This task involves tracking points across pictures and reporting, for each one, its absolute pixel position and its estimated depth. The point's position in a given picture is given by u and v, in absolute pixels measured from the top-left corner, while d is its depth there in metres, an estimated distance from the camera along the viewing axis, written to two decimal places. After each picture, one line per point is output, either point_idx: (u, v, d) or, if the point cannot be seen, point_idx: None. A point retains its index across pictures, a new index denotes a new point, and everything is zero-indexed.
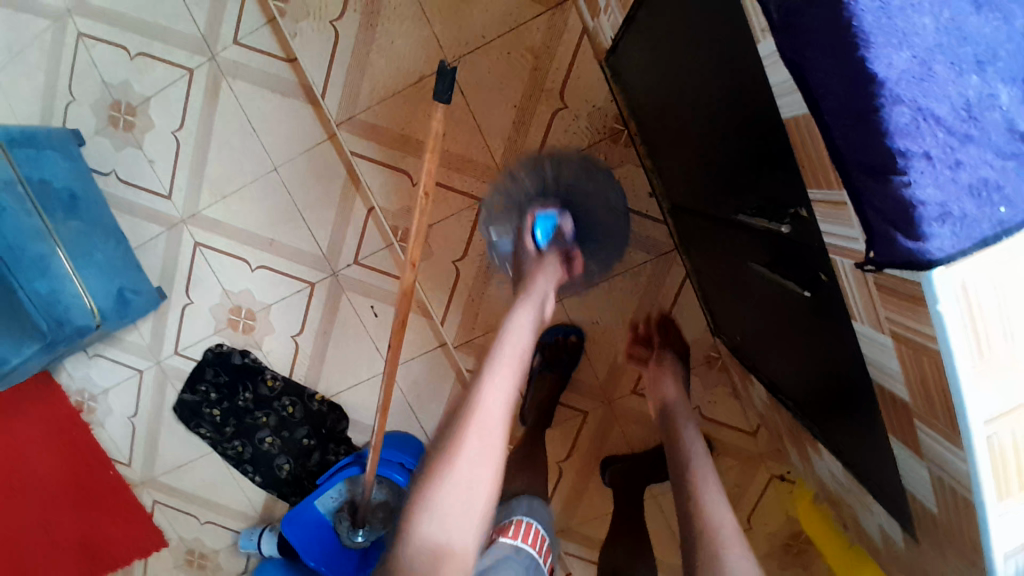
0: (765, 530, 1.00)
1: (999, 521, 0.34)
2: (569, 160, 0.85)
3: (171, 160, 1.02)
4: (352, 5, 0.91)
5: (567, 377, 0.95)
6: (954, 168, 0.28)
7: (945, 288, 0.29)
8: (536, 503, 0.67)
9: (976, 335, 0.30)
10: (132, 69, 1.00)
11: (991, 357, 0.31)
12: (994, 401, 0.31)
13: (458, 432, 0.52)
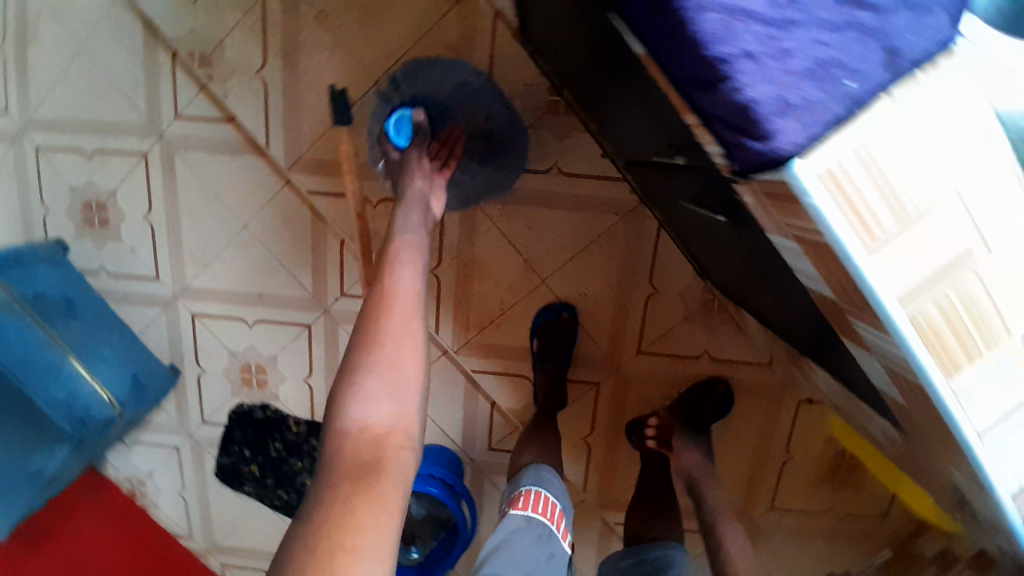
0: (806, 454, 1.00)
1: (952, 398, 0.33)
2: (484, 117, 0.91)
3: (150, 243, 1.05)
4: (272, 51, 0.93)
5: (568, 355, 0.97)
6: (782, 57, 0.28)
7: (809, 179, 0.28)
8: (543, 472, 0.70)
9: (862, 216, 0.29)
10: (92, 168, 1.03)
11: (885, 240, 0.30)
12: (902, 278, 0.31)
13: (378, 319, 0.53)
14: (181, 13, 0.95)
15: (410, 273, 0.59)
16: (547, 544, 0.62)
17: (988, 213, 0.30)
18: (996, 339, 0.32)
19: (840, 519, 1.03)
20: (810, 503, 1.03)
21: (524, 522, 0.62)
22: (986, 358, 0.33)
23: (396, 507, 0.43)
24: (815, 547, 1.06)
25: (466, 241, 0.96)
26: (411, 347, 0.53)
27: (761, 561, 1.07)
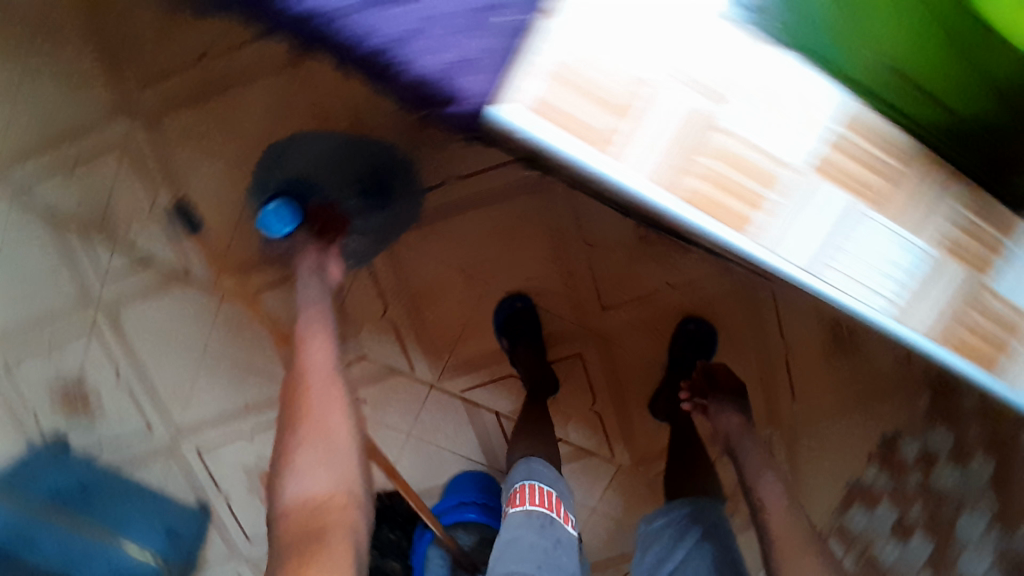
0: (798, 331, 1.03)
1: (758, 246, 0.34)
2: (362, 160, 0.91)
3: (133, 403, 1.09)
4: (158, 188, 0.97)
5: (539, 340, 0.99)
6: (437, 23, 0.33)
7: (512, 111, 0.32)
8: (533, 463, 0.80)
9: (577, 123, 0.32)
10: (54, 359, 1.07)
11: (613, 133, 0.32)
12: (646, 159, 0.32)
13: (298, 396, 0.55)
14: (67, 191, 0.99)
15: (321, 342, 0.61)
16: (549, 529, 0.72)
17: (700, 67, 0.32)
18: (771, 176, 0.33)
19: (859, 383, 1.05)
20: (824, 381, 1.06)
21: (525, 516, 0.73)
22: (776, 196, 0.34)
23: (347, 564, 0.46)
24: (850, 421, 1.07)
25: (402, 278, 0.97)
26: (337, 412, 0.55)
27: (812, 457, 1.08)
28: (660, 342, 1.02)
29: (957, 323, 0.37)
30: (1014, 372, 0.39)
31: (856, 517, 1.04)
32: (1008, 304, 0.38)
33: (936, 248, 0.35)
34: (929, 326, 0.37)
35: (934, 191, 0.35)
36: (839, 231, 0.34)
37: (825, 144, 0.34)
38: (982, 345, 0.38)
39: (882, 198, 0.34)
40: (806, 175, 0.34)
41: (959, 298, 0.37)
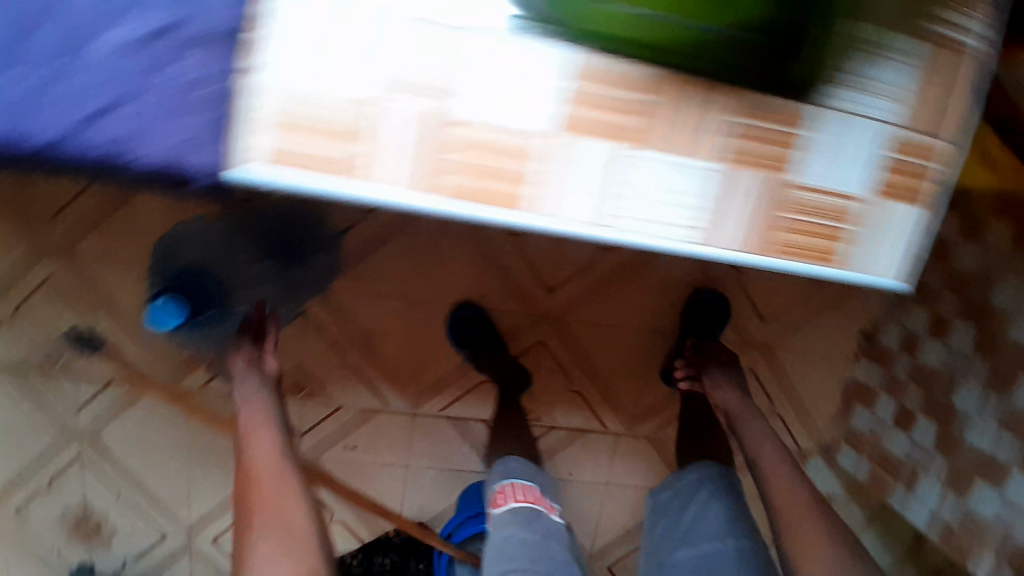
0: None
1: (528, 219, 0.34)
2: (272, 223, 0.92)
3: (141, 514, 1.11)
4: (94, 309, 0.99)
5: (496, 342, 1.00)
6: (213, 125, 0.36)
7: (242, 169, 0.33)
8: (512, 463, 0.87)
9: (308, 164, 0.33)
10: (56, 496, 1.10)
11: (344, 157, 0.33)
12: (388, 174, 0.33)
13: (253, 498, 0.63)
14: (9, 339, 1.00)
15: (264, 441, 0.69)
16: (537, 522, 0.79)
17: (409, 68, 0.32)
18: (519, 147, 0.33)
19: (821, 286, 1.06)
20: (786, 295, 1.04)
21: (512, 514, 0.79)
22: (541, 169, 0.34)
23: None
24: (824, 325, 1.06)
25: (345, 323, 0.98)
26: (292, 502, 0.64)
27: (799, 372, 1.07)
28: (617, 304, 1.02)
29: (790, 233, 0.36)
30: (862, 252, 0.38)
31: (858, 417, 1.06)
32: (833, 190, 0.36)
33: (720, 164, 0.35)
34: (745, 240, 0.36)
35: (698, 111, 0.34)
36: (615, 177, 0.34)
37: (565, 102, 0.33)
38: (818, 239, 0.37)
39: (648, 131, 0.34)
40: (558, 138, 0.33)
41: (772, 203, 0.36)
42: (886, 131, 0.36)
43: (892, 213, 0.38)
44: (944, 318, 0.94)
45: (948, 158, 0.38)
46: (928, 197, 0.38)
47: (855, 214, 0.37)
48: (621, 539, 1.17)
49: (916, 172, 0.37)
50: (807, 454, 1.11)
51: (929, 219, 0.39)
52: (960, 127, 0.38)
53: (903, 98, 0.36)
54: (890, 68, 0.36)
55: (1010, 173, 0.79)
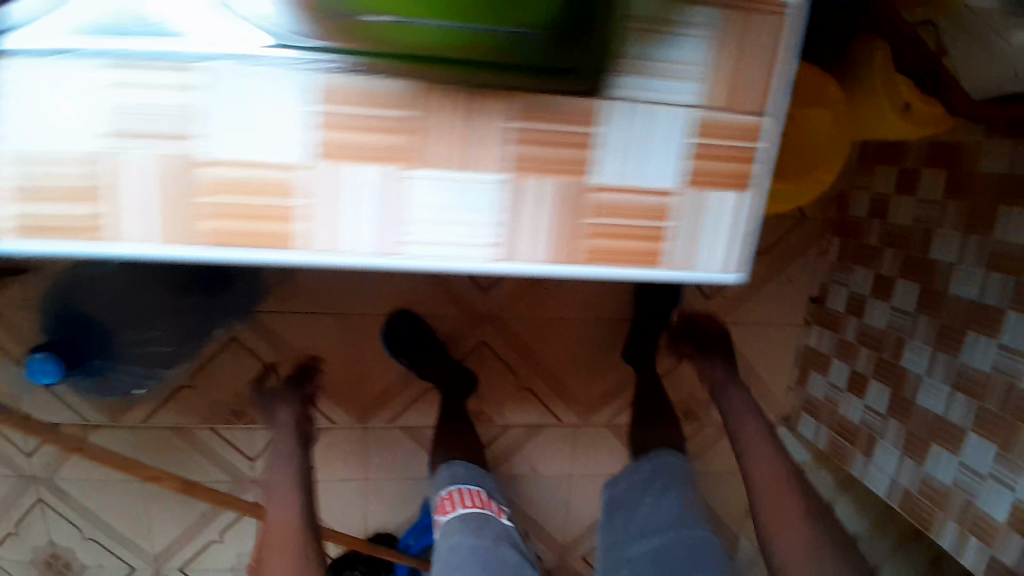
0: None
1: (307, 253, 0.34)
2: None
3: (109, 550, 1.12)
4: None
5: (433, 347, 0.97)
6: None
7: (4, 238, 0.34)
8: (456, 467, 0.85)
9: (73, 226, 0.34)
10: (19, 543, 1.10)
11: (106, 219, 0.34)
12: (150, 228, 0.34)
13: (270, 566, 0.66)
14: None
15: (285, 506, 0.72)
16: (487, 527, 0.77)
17: (148, 119, 0.32)
18: (282, 183, 0.33)
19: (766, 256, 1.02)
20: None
21: (461, 522, 0.77)
22: (305, 202, 0.33)
23: None
24: (769, 295, 1.04)
25: (277, 346, 0.97)
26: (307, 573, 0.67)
27: (752, 345, 1.06)
28: (555, 296, 1.01)
29: (586, 238, 0.35)
30: (676, 249, 0.35)
31: (815, 384, 1.04)
32: (632, 184, 0.34)
33: (497, 171, 0.33)
34: (537, 248, 0.35)
35: (469, 116, 0.32)
36: (380, 202, 0.33)
37: (317, 130, 0.32)
38: (622, 239, 0.35)
39: (409, 147, 0.32)
40: (315, 167, 0.33)
41: (560, 208, 0.34)
42: (690, 113, 0.33)
43: (708, 202, 0.35)
44: (885, 277, 0.92)
45: (770, 136, 0.34)
46: (750, 181, 0.35)
47: (665, 209, 0.35)
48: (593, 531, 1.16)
49: (729, 154, 0.34)
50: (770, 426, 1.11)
51: (755, 205, 0.35)
52: (782, 99, 0.34)
53: (707, 75, 0.33)
54: (681, 43, 0.32)
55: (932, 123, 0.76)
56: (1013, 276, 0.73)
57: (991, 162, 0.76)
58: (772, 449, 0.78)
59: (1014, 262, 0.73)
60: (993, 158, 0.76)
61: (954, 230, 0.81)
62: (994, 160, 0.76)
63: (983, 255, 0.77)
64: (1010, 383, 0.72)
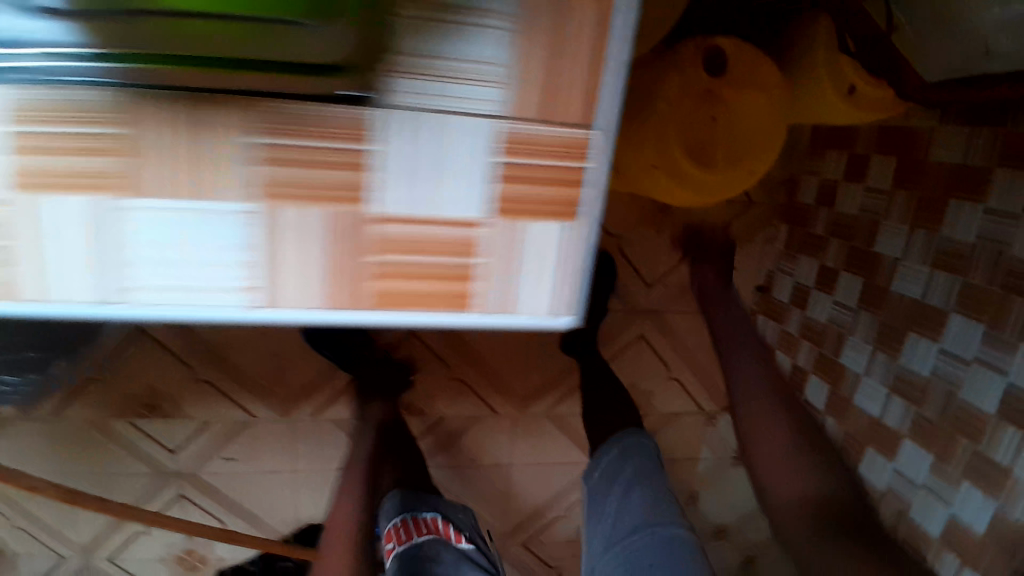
0: (619, 217, 0.94)
1: (28, 292, 0.34)
2: None
3: (31, 543, 1.08)
4: None
5: (356, 342, 0.93)
6: None
7: None
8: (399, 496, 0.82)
9: None
10: None
11: None
12: None
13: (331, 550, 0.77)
14: None
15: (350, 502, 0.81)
16: (450, 558, 0.76)
17: None
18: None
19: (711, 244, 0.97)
20: (670, 258, 0.97)
21: (419, 551, 0.75)
22: (24, 244, 0.33)
23: None
24: None
25: (189, 339, 0.96)
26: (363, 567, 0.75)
27: (694, 334, 1.02)
28: None
29: (347, 274, 0.35)
30: (493, 291, 0.37)
31: None
32: (438, 212, 0.34)
33: (301, 205, 0.34)
34: (348, 286, 0.35)
35: (278, 148, 0.33)
36: (167, 244, 0.34)
37: (11, 160, 0.32)
38: (437, 276, 0.36)
39: (203, 186, 0.33)
40: (12, 199, 0.32)
41: (363, 243, 0.35)
42: (494, 124, 0.33)
43: (521, 236, 0.36)
44: (830, 268, 0.87)
45: (597, 151, 0.35)
46: (577, 211, 0.36)
47: (472, 244, 0.35)
48: (535, 520, 1.15)
49: (552, 174, 0.35)
50: (713, 416, 1.10)
51: (585, 233, 0.36)
52: (610, 116, 0.34)
53: (511, 83, 0.33)
54: (479, 45, 0.32)
55: (877, 107, 0.71)
56: (958, 276, 0.68)
57: (939, 151, 0.71)
58: (757, 367, 0.86)
59: (958, 261, 0.68)
60: (945, 148, 0.70)
61: (900, 223, 0.76)
62: (942, 148, 0.70)
63: (927, 254, 0.72)
64: (950, 391, 0.68)
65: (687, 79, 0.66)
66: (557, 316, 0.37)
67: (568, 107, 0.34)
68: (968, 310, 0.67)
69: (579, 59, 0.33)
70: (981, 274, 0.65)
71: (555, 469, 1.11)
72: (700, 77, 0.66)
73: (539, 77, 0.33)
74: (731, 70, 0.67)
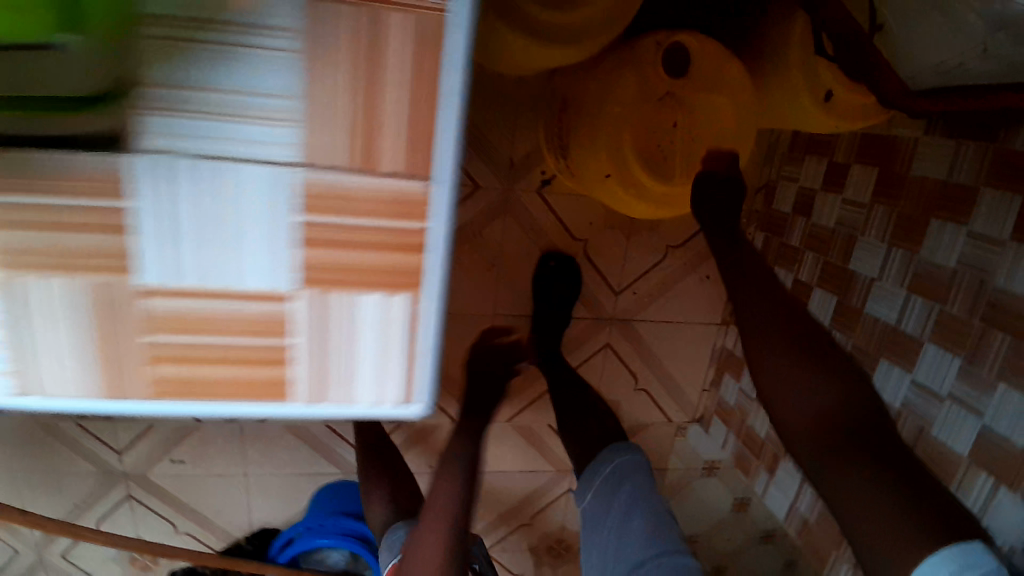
0: (584, 221, 0.89)
1: None
2: None
3: None
4: None
5: None
6: None
7: None
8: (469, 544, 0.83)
9: None
10: None
11: None
12: None
13: None
14: None
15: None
16: None
17: None
18: None
19: (683, 251, 0.92)
20: (640, 264, 0.92)
21: None
22: None
23: None
24: (685, 293, 0.94)
25: None
26: None
27: (664, 343, 0.97)
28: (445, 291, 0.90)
29: (126, 349, 0.36)
30: (333, 375, 0.38)
31: (727, 388, 0.97)
32: (239, 283, 0.35)
33: (108, 278, 0.34)
34: (134, 367, 0.37)
35: (83, 212, 0.33)
36: None
37: None
38: (264, 356, 0.37)
39: None
40: None
41: (171, 316, 0.35)
42: (278, 174, 0.33)
43: (350, 316, 0.37)
44: (803, 283, 0.83)
45: (437, 206, 0.35)
46: (420, 280, 0.37)
47: (283, 320, 0.36)
48: (500, 526, 1.11)
49: (383, 236, 0.35)
50: (683, 427, 1.05)
51: (426, 306, 0.37)
52: (446, 173, 0.34)
53: (299, 121, 0.32)
54: (258, 78, 0.31)
55: (857, 115, 0.64)
56: (935, 303, 0.64)
57: (921, 164, 0.65)
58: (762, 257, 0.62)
59: (935, 287, 0.64)
60: (926, 161, 0.65)
61: (878, 240, 0.71)
62: (924, 162, 0.65)
63: (906, 276, 0.67)
64: (922, 426, 0.65)
65: (643, 78, 0.59)
66: (407, 404, 0.39)
67: (406, 150, 0.33)
68: (946, 339, 0.63)
69: (410, 102, 0.32)
70: (959, 303, 0.61)
71: (519, 476, 1.07)
72: (661, 76, 0.59)
73: (366, 111, 0.32)
74: (693, 69, 0.60)
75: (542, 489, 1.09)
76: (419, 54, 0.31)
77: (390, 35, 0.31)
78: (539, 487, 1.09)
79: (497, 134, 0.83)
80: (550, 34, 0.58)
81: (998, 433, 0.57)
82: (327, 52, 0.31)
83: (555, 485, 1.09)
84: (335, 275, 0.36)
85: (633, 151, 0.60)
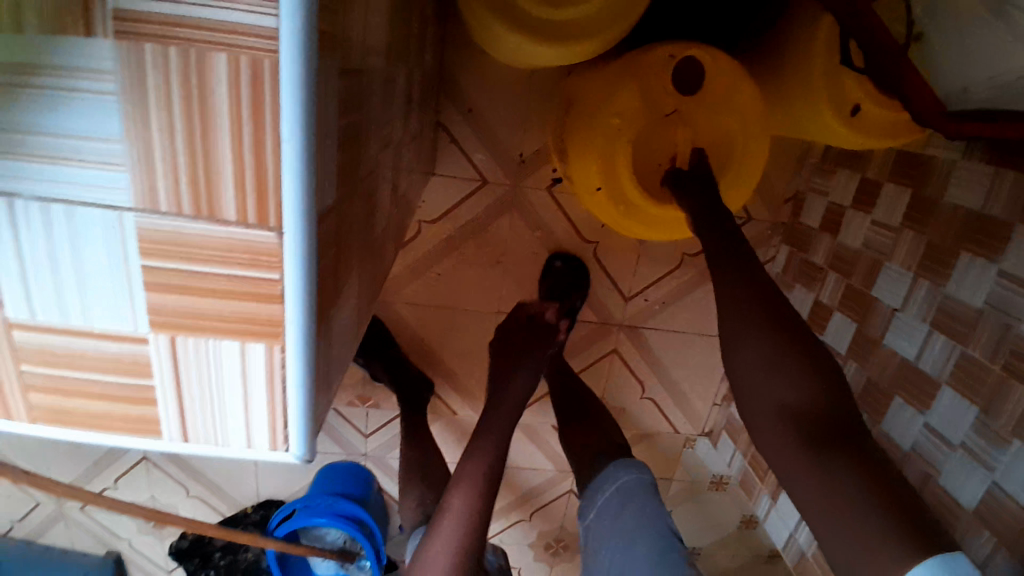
0: (594, 223, 0.86)
1: None
2: None
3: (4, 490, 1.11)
4: None
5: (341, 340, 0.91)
6: None
7: None
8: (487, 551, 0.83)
9: None
10: None
11: None
12: None
13: None
14: None
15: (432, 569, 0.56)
16: None
17: None
18: None
19: (699, 260, 0.88)
20: (653, 272, 0.89)
21: None
22: None
23: None
24: (701, 304, 0.91)
25: None
26: None
27: (675, 355, 0.94)
28: (450, 285, 0.89)
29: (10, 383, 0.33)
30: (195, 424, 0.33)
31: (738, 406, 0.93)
32: (91, 326, 0.30)
33: None
34: (16, 402, 0.33)
35: None
36: None
37: None
38: (129, 395, 0.33)
39: None
40: None
41: (36, 351, 0.31)
42: (117, 218, 0.27)
43: (206, 359, 0.31)
44: (824, 304, 0.78)
45: (288, 259, 0.27)
46: (280, 330, 0.30)
47: (145, 360, 0.31)
48: (498, 518, 1.12)
49: (232, 291, 0.29)
50: (691, 438, 1.01)
51: (287, 361, 0.30)
52: (291, 220, 0.26)
53: (129, 164, 0.26)
54: (81, 117, 0.25)
55: (890, 132, 0.59)
56: (956, 344, 0.59)
57: (956, 192, 0.60)
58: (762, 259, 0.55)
59: (959, 327, 0.59)
60: (963, 190, 0.59)
61: (905, 269, 0.66)
62: (960, 189, 0.59)
63: (931, 311, 0.62)
64: (928, 473, 0.60)
65: (647, 90, 0.62)
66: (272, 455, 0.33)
67: (246, 197, 0.26)
68: (967, 385, 0.57)
69: (238, 141, 0.25)
70: (981, 348, 0.56)
71: (520, 471, 1.07)
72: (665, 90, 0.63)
73: (202, 154, 0.25)
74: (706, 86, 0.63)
75: (544, 486, 1.09)
76: (248, 89, 0.24)
77: (215, 69, 0.24)
78: (540, 483, 1.08)
79: (505, 133, 0.81)
80: (550, 39, 0.56)
81: (1006, 493, 0.53)
82: (153, 93, 0.24)
83: (557, 483, 1.08)
84: (188, 321, 0.30)
85: (625, 164, 0.65)
